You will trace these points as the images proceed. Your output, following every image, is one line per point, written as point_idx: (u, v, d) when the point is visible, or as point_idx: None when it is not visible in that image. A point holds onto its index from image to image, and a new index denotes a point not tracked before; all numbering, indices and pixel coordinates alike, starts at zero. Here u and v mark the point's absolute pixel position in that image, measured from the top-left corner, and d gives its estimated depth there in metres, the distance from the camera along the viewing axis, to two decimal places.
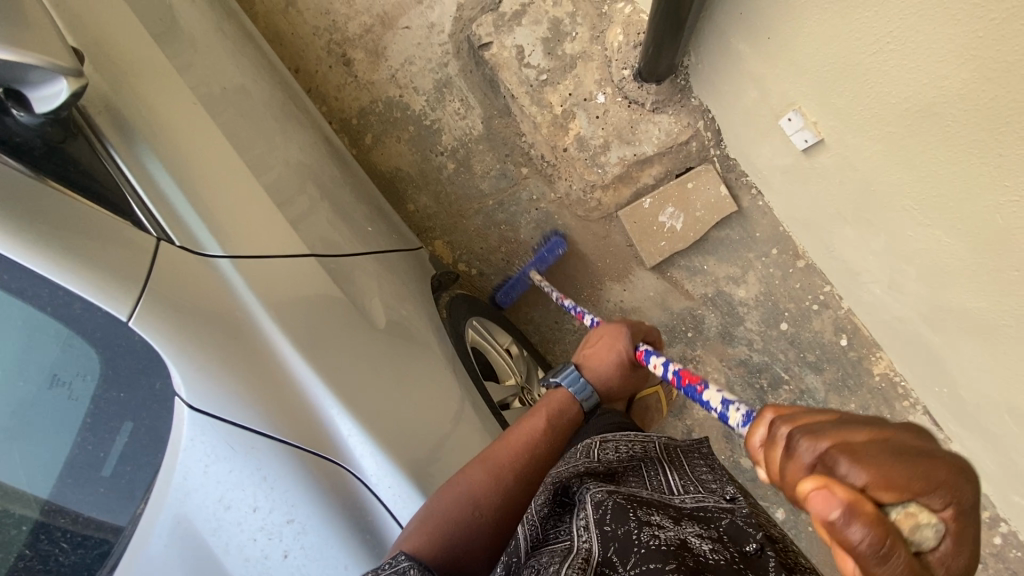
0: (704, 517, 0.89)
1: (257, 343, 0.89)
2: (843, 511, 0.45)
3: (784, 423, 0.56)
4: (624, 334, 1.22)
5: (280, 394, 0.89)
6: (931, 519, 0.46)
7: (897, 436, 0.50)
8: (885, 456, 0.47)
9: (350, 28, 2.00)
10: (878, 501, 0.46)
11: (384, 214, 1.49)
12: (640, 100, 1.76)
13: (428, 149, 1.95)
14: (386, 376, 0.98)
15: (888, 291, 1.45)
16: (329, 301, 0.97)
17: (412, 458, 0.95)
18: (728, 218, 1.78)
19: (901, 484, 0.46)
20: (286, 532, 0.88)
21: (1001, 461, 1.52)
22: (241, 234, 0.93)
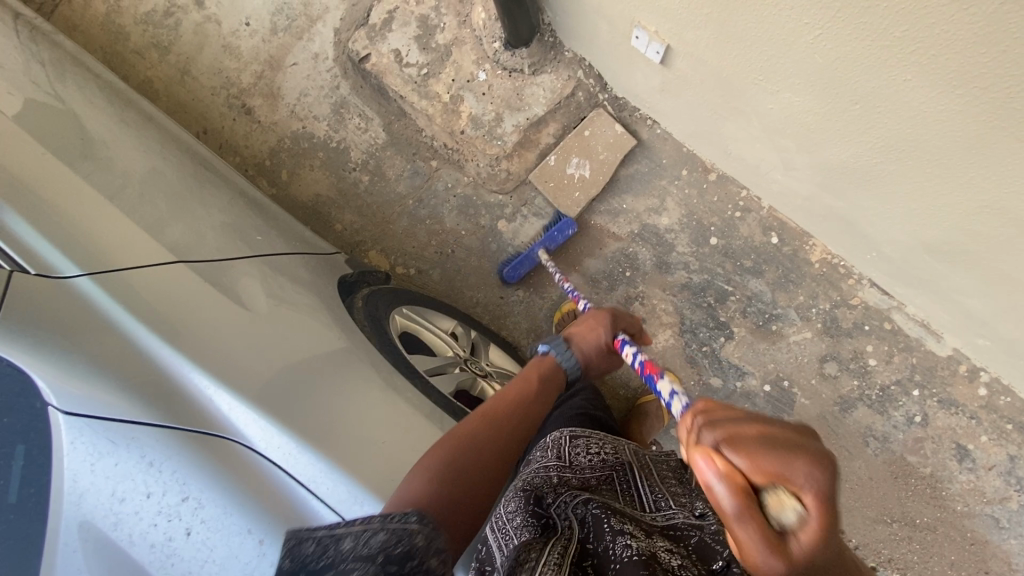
0: (673, 535, 0.95)
1: (118, 339, 0.88)
2: (719, 479, 0.58)
3: (701, 418, 0.68)
4: (608, 321, 1.24)
5: (155, 382, 0.87)
6: (790, 497, 0.57)
7: (779, 431, 0.62)
8: (753, 445, 0.60)
9: (244, 80, 2.11)
10: (752, 481, 0.59)
11: (294, 232, 1.55)
12: (517, 67, 1.82)
13: (341, 168, 2.02)
14: (260, 345, 0.97)
15: (785, 172, 1.47)
16: (191, 290, 0.97)
17: (298, 415, 0.92)
18: (632, 153, 1.82)
19: (767, 469, 0.58)
20: (184, 511, 0.85)
21: (949, 308, 1.50)
22: (102, 253, 0.93)
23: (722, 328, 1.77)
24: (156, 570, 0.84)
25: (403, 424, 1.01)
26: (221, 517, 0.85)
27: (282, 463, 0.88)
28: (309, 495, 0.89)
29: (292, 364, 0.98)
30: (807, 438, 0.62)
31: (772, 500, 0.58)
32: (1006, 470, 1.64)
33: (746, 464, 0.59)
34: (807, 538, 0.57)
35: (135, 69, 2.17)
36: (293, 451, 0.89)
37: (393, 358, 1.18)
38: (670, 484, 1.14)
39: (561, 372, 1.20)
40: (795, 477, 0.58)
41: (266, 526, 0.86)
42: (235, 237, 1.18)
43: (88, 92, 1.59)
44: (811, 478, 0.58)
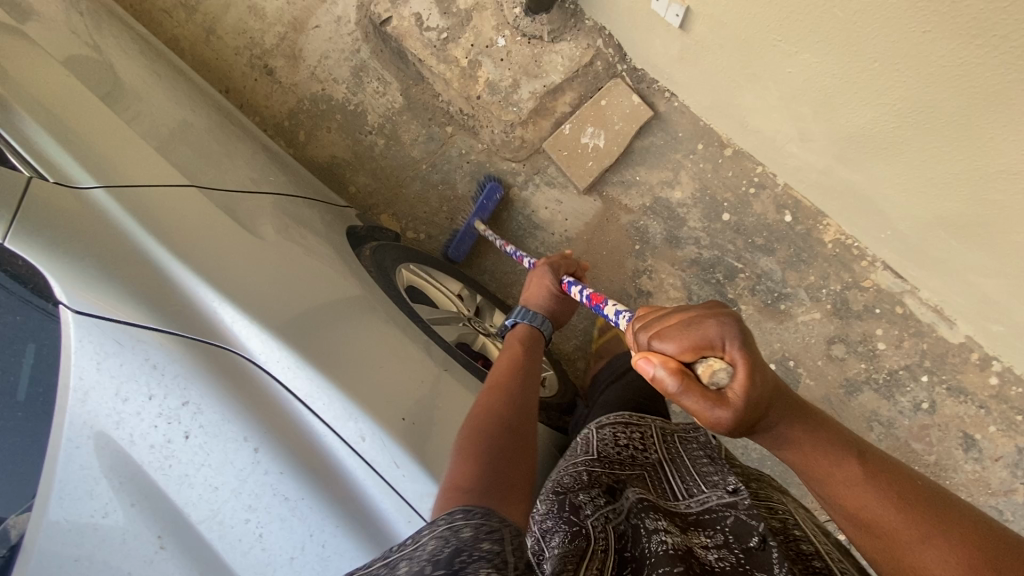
0: (707, 521, 0.96)
1: (128, 248, 0.90)
2: (656, 366, 0.67)
3: (637, 327, 0.79)
4: (546, 271, 1.30)
5: (161, 290, 0.89)
6: (719, 360, 0.67)
7: (694, 311, 0.72)
8: (679, 330, 0.70)
9: (266, 40, 2.14)
10: (682, 358, 0.69)
11: (308, 184, 1.57)
12: (537, 34, 1.81)
13: (358, 131, 2.04)
14: (264, 265, 0.98)
15: (802, 145, 1.45)
16: (201, 209, 0.98)
17: (298, 332, 0.92)
18: (648, 125, 1.81)
19: (695, 347, 0.68)
20: (184, 416, 0.87)
21: (963, 290, 1.47)
22: (121, 172, 0.96)
23: (730, 305, 1.76)
24: (155, 470, 0.87)
25: (404, 354, 1.02)
26: (219, 423, 0.87)
27: (280, 376, 0.90)
28: (306, 411, 0.90)
29: (295, 286, 0.98)
30: (716, 307, 0.73)
31: (706, 368, 0.68)
32: (1013, 462, 1.61)
33: (678, 371, 0.67)
34: (741, 391, 0.66)
35: (162, 27, 2.22)
36: (291, 365, 0.90)
37: (398, 304, 1.19)
38: (701, 464, 1.09)
39: (537, 333, 1.24)
40: (712, 341, 0.68)
41: (263, 436, 0.88)
42: (247, 178, 1.20)
43: (118, 39, 1.62)
44: (724, 334, 0.68)
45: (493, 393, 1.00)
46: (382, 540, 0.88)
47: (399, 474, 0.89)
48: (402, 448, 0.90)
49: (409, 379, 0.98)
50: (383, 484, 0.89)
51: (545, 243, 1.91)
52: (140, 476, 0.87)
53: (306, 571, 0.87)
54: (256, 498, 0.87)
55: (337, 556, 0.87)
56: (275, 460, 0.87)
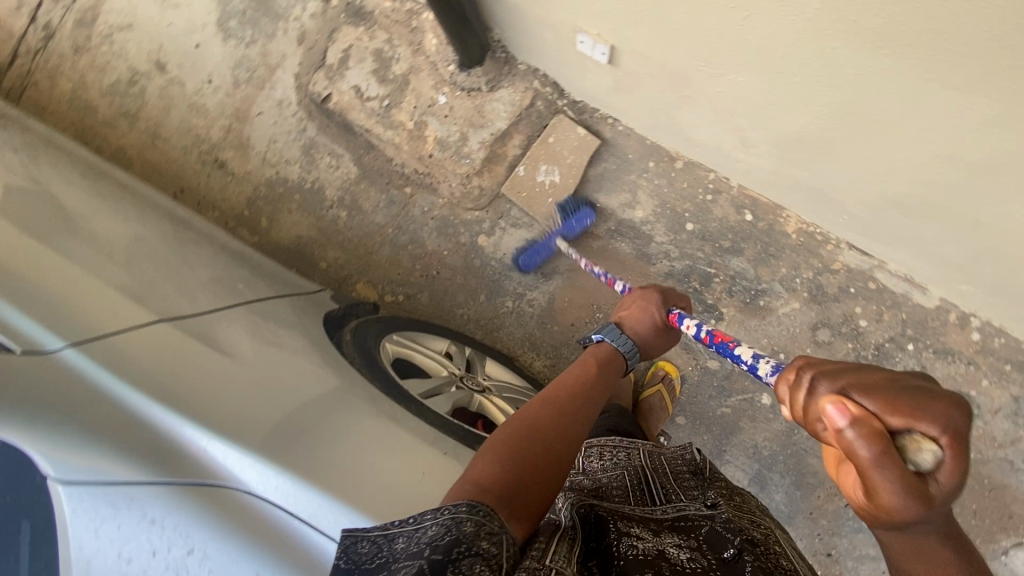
0: (684, 527, 0.97)
1: (109, 404, 0.89)
2: (848, 420, 0.59)
3: (822, 378, 0.65)
4: (656, 297, 1.31)
5: (149, 439, 0.88)
6: (931, 443, 0.57)
7: (908, 382, 0.62)
8: (890, 392, 0.60)
9: (213, 135, 2.16)
10: (889, 424, 0.58)
11: (277, 276, 1.58)
12: (475, 86, 1.86)
13: (318, 208, 2.06)
14: (249, 393, 0.99)
15: (747, 151, 1.50)
16: (179, 349, 1.00)
17: (293, 455, 0.93)
18: (598, 152, 1.85)
19: (901, 415, 0.58)
20: (191, 563, 0.85)
21: (927, 259, 1.52)
22: (87, 322, 0.96)
23: (711, 310, 1.79)
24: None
25: (401, 450, 1.05)
26: (227, 564, 0.85)
27: (282, 503, 0.90)
28: (315, 532, 0.90)
29: (283, 408, 1.00)
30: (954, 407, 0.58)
31: (913, 446, 0.57)
32: (1013, 412, 1.63)
33: (874, 404, 0.59)
34: (947, 478, 0.57)
35: (108, 140, 2.25)
36: (291, 490, 0.90)
37: (384, 388, 1.23)
38: (683, 481, 1.13)
39: (618, 356, 1.25)
40: (934, 423, 0.57)
41: (275, 567, 0.86)
42: (211, 292, 1.21)
43: (61, 169, 1.63)
44: (950, 417, 0.57)
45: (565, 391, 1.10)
46: None
47: None
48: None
49: (411, 473, 1.01)
50: None
51: (522, 283, 1.93)
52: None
53: None
54: None
55: None
56: None
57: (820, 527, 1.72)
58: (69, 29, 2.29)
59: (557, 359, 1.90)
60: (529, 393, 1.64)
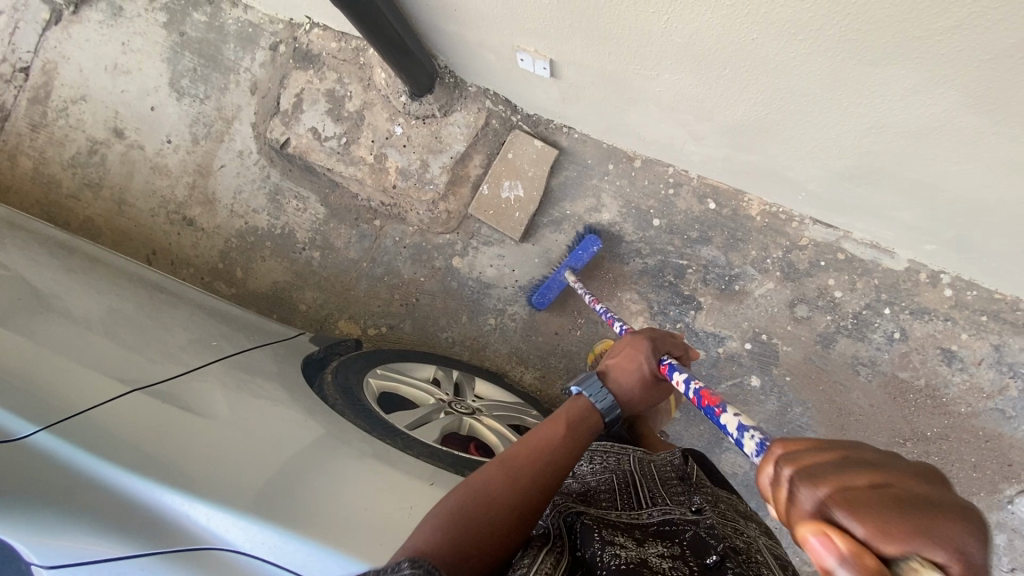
0: (668, 533, 0.99)
1: (87, 484, 0.89)
2: (840, 557, 0.50)
3: (803, 483, 0.58)
4: (646, 346, 1.25)
5: (132, 513, 0.88)
6: (935, 570, 0.48)
7: (897, 482, 0.55)
8: (877, 509, 0.51)
9: (178, 194, 2.17)
10: (880, 550, 0.49)
11: (254, 326, 1.58)
12: (429, 113, 1.88)
13: (291, 251, 2.07)
14: (229, 451, 0.99)
15: (696, 143, 1.53)
16: (154, 416, 1.00)
17: (278, 509, 0.93)
18: (558, 161, 1.88)
19: (897, 534, 0.50)
20: None
21: (888, 225, 1.54)
22: (59, 398, 0.97)
23: (689, 301, 1.81)
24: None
25: (386, 486, 1.05)
26: None
27: (272, 559, 0.89)
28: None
29: (265, 460, 1.01)
30: (921, 484, 0.54)
31: (912, 575, 0.48)
32: (995, 360, 1.65)
33: (869, 531, 0.50)
34: None
35: (75, 213, 2.25)
36: (279, 543, 0.90)
37: (368, 425, 1.24)
38: (671, 485, 1.15)
39: (596, 415, 1.16)
40: (930, 543, 0.49)
41: None
42: (184, 353, 1.21)
43: (28, 250, 1.63)
44: (948, 541, 0.49)
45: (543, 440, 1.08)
46: None
47: None
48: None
49: (398, 507, 1.02)
50: None
51: (501, 299, 1.94)
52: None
53: None
54: None
55: None
56: None
57: None
58: (24, 108, 2.30)
59: (546, 369, 1.91)
60: (521, 408, 1.65)
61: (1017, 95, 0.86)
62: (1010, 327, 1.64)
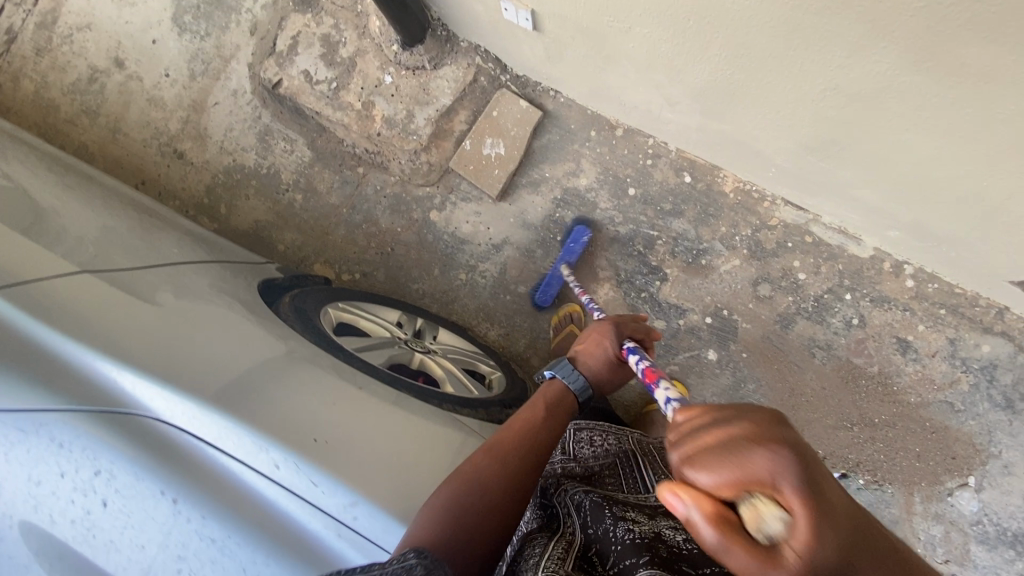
0: (676, 511, 1.02)
1: (22, 340, 0.91)
2: (692, 511, 0.59)
3: (674, 443, 0.66)
4: (611, 330, 1.24)
5: (56, 370, 0.90)
6: (771, 507, 0.56)
7: (739, 429, 0.61)
8: (714, 458, 0.60)
9: (171, 127, 2.21)
10: (720, 497, 0.59)
11: (224, 250, 1.62)
12: (419, 65, 1.91)
13: (275, 191, 2.11)
14: (164, 329, 0.99)
15: (672, 109, 1.55)
16: (96, 291, 1.01)
17: (200, 383, 0.92)
18: (541, 123, 1.90)
19: (734, 484, 0.58)
20: (99, 485, 0.87)
21: (853, 208, 1.56)
22: (12, 264, 1.00)
23: (656, 272, 1.83)
24: (80, 544, 0.87)
25: (317, 386, 1.03)
26: (132, 483, 0.86)
27: (187, 428, 0.89)
28: (218, 453, 0.89)
29: (199, 343, 1.00)
30: (769, 424, 0.61)
31: (754, 516, 0.57)
32: (949, 354, 1.67)
33: (710, 480, 0.60)
34: (801, 547, 0.55)
35: (70, 137, 2.29)
36: (195, 414, 0.89)
37: (314, 338, 1.27)
38: (672, 468, 1.17)
39: (572, 396, 1.17)
40: (763, 478, 0.57)
41: (179, 485, 0.87)
42: (146, 252, 1.24)
43: (16, 156, 1.67)
44: (774, 472, 0.57)
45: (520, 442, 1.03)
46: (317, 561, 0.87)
47: (319, 492, 0.88)
48: (318, 465, 0.89)
49: (324, 403, 1.00)
50: (307, 507, 0.88)
51: (474, 255, 1.97)
52: (69, 552, 0.88)
53: None
54: (183, 548, 0.86)
55: None
56: (195, 506, 0.86)
57: None
58: (30, 32, 2.34)
59: (511, 328, 1.94)
60: (478, 356, 1.68)
61: (954, 49, 0.86)
62: (966, 322, 1.66)
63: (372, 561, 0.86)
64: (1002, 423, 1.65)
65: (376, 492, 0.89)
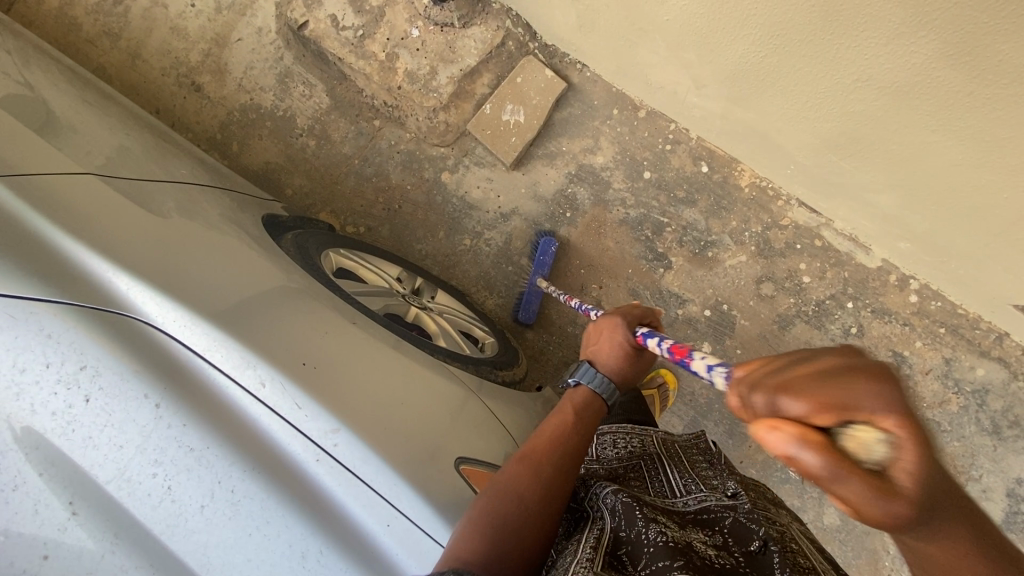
0: (707, 519, 0.93)
1: (20, 230, 0.90)
2: (795, 444, 0.50)
3: (755, 388, 0.57)
4: (620, 322, 1.10)
5: (51, 262, 0.89)
6: (873, 431, 0.49)
7: (829, 361, 0.54)
8: (811, 383, 0.53)
9: (191, 58, 2.18)
10: (821, 425, 0.51)
11: (232, 182, 1.60)
12: (448, 21, 1.88)
13: (289, 135, 2.09)
14: (165, 242, 0.99)
15: (698, 92, 1.53)
16: (101, 195, 1.01)
17: (196, 295, 0.93)
18: (565, 96, 1.87)
19: (834, 406, 0.50)
20: (83, 381, 0.86)
21: (867, 215, 1.54)
22: (23, 157, 0.99)
23: (661, 259, 1.82)
24: (57, 437, 0.85)
25: (310, 314, 1.05)
26: (117, 382, 0.86)
27: (179, 337, 0.90)
28: (206, 364, 0.90)
29: (197, 259, 1.00)
30: (855, 355, 0.54)
31: (857, 441, 0.49)
32: (943, 373, 1.66)
33: (805, 408, 0.52)
34: (904, 470, 0.49)
35: (88, 57, 2.26)
36: (188, 324, 0.90)
37: (314, 275, 1.26)
38: (702, 470, 1.07)
39: (598, 401, 1.08)
40: (862, 404, 0.50)
41: (165, 391, 0.88)
42: (156, 170, 1.24)
43: (38, 62, 1.65)
44: (882, 397, 0.49)
45: (545, 457, 0.98)
46: (293, 479, 0.89)
47: (302, 415, 0.90)
48: (303, 388, 0.91)
49: (315, 332, 1.01)
50: (288, 427, 0.90)
51: (481, 222, 1.95)
52: (44, 446, 0.85)
53: (217, 520, 0.86)
54: (161, 453, 0.86)
55: (246, 501, 0.86)
56: (179, 413, 0.87)
57: (750, 475, 1.76)
58: None
59: (509, 298, 1.93)
60: (474, 319, 1.67)
61: (992, 44, 0.87)
62: (964, 343, 1.65)
63: (350, 485, 0.90)
64: (986, 447, 1.65)
65: (357, 422, 0.92)
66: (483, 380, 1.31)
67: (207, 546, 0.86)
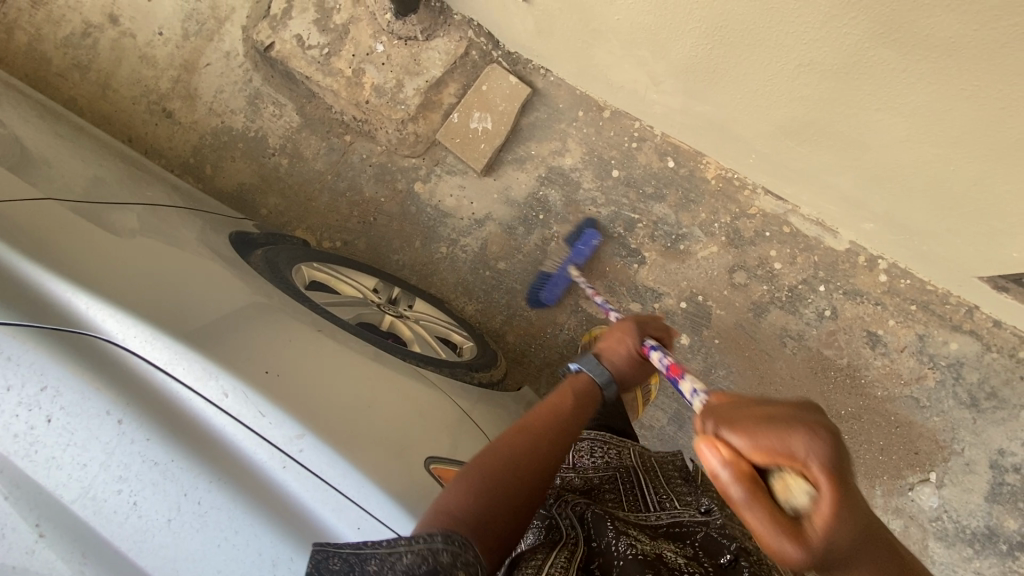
0: (679, 533, 0.96)
1: None
2: (723, 470, 0.66)
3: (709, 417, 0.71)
4: (633, 329, 1.20)
5: (9, 285, 0.90)
6: (798, 482, 0.63)
7: (779, 411, 0.67)
8: (759, 425, 0.66)
9: (161, 86, 2.20)
10: (755, 463, 0.65)
11: (202, 203, 1.61)
12: (411, 35, 1.91)
13: (261, 155, 2.10)
14: (125, 261, 1.00)
15: (656, 89, 1.57)
16: (61, 219, 1.01)
17: (155, 310, 0.93)
18: (530, 101, 1.91)
19: (768, 448, 0.64)
20: (44, 401, 0.86)
21: (830, 198, 1.57)
22: None
23: (634, 254, 1.84)
24: (21, 459, 0.86)
25: (274, 325, 1.05)
26: (79, 400, 0.87)
27: (138, 352, 0.90)
28: (168, 378, 0.90)
29: (159, 277, 1.01)
30: (804, 411, 0.67)
31: (784, 486, 0.63)
32: (917, 349, 1.68)
33: (744, 443, 0.66)
34: (820, 524, 0.61)
35: (58, 90, 2.27)
36: (147, 338, 0.90)
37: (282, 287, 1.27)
38: (677, 483, 1.08)
39: (595, 389, 1.15)
40: (795, 453, 0.63)
41: (127, 406, 0.88)
42: (121, 194, 1.24)
43: (6, 97, 1.67)
44: (810, 449, 0.63)
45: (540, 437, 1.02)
46: (259, 487, 0.89)
47: (266, 423, 0.91)
48: (265, 396, 0.92)
49: (278, 341, 1.02)
50: (252, 435, 0.90)
51: (456, 230, 1.97)
52: (8, 470, 0.85)
53: (184, 533, 0.86)
54: (125, 469, 0.86)
55: (213, 511, 0.87)
56: (141, 428, 0.87)
57: None
58: None
59: (488, 303, 1.94)
60: (452, 324, 1.68)
61: (918, 20, 0.90)
62: (935, 319, 1.67)
63: (318, 490, 0.90)
64: (965, 421, 1.67)
65: (323, 427, 0.93)
66: (458, 383, 1.32)
67: (176, 560, 0.86)
